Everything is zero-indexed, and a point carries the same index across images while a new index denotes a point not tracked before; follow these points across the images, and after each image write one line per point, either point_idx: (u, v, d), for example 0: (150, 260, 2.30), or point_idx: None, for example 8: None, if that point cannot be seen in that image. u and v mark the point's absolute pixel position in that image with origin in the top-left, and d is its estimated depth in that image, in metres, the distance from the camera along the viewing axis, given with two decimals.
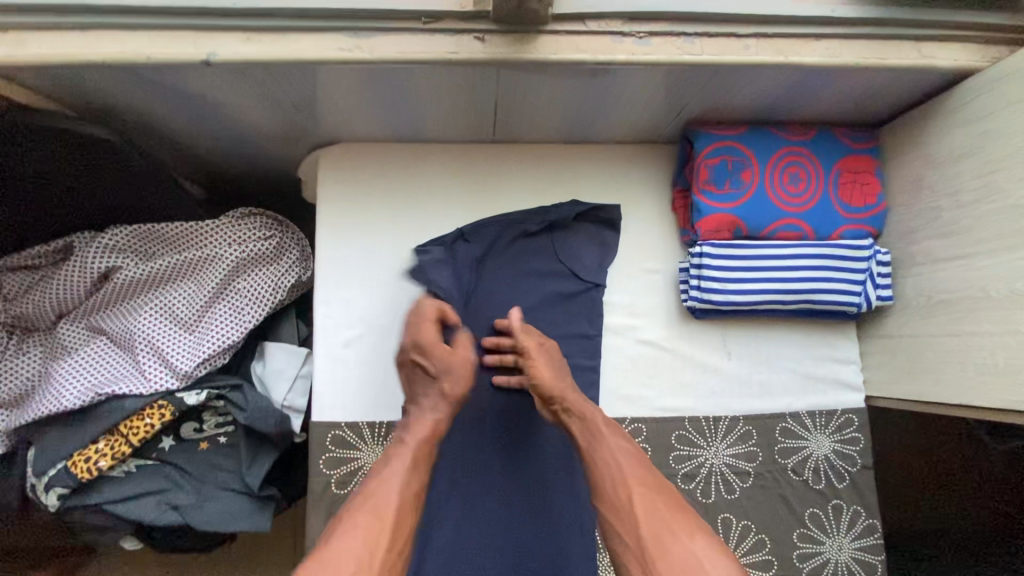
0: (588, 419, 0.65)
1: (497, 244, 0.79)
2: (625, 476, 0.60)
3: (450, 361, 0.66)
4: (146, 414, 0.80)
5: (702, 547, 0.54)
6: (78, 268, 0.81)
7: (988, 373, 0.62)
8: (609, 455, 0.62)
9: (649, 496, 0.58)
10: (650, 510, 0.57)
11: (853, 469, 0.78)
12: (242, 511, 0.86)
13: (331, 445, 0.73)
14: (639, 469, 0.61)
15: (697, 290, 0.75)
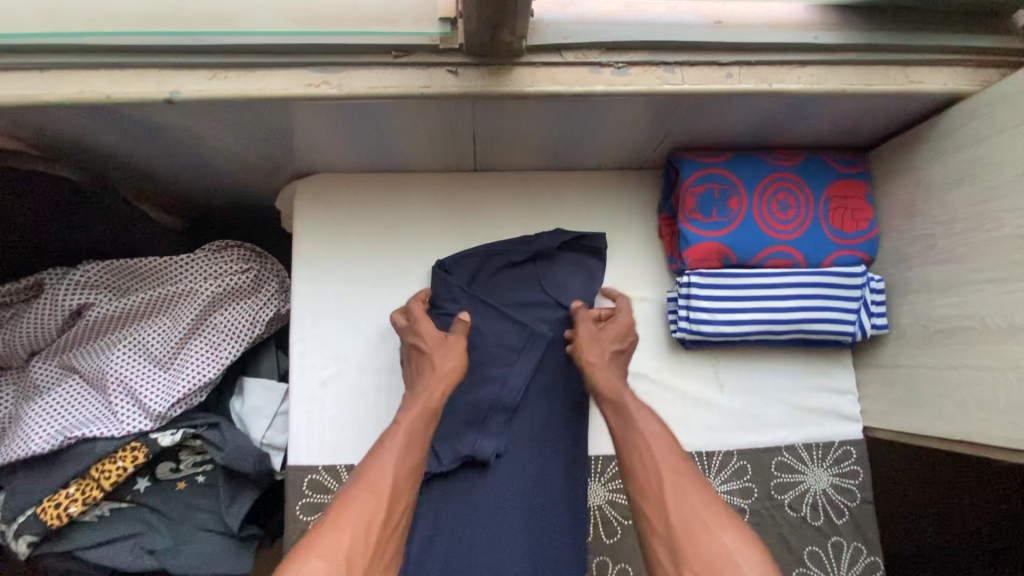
0: (619, 400, 0.63)
1: (478, 276, 0.76)
2: (655, 461, 0.56)
3: (426, 328, 0.68)
4: (119, 457, 0.77)
5: (733, 538, 0.49)
6: (48, 306, 0.79)
7: (989, 409, 0.60)
8: (640, 438, 0.58)
9: (679, 482, 0.54)
10: (678, 498, 0.53)
11: (853, 503, 0.75)
12: (222, 554, 0.83)
13: (308, 491, 0.70)
14: (670, 454, 0.57)
15: (686, 321, 0.73)
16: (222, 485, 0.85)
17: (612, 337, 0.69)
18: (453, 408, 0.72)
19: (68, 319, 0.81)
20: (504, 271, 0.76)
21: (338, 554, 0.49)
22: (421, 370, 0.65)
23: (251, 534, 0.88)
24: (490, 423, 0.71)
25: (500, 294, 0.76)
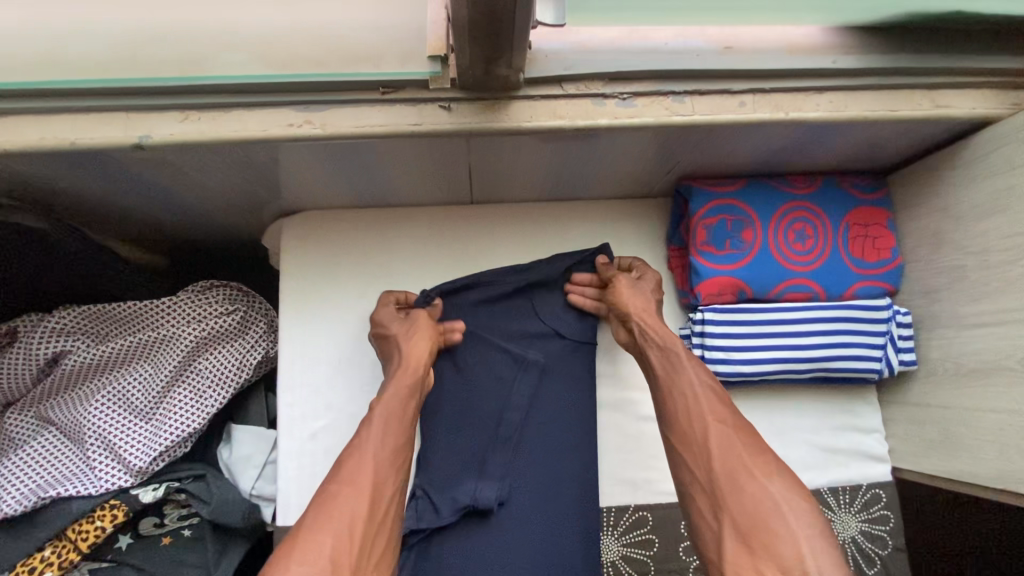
0: (668, 347, 0.62)
1: (477, 316, 0.72)
2: (701, 411, 0.56)
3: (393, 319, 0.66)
4: (97, 517, 0.73)
5: (779, 486, 0.51)
6: (21, 356, 0.74)
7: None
8: (686, 386, 0.59)
9: (725, 433, 0.55)
10: (725, 446, 0.54)
11: (885, 551, 0.70)
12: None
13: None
14: (716, 405, 0.57)
15: (701, 361, 0.68)
16: (208, 539, 0.80)
17: (649, 286, 0.68)
18: (454, 459, 0.68)
19: (43, 368, 0.76)
20: (503, 308, 0.72)
21: (320, 556, 0.47)
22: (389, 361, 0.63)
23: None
24: (489, 469, 0.67)
25: (501, 333, 0.71)
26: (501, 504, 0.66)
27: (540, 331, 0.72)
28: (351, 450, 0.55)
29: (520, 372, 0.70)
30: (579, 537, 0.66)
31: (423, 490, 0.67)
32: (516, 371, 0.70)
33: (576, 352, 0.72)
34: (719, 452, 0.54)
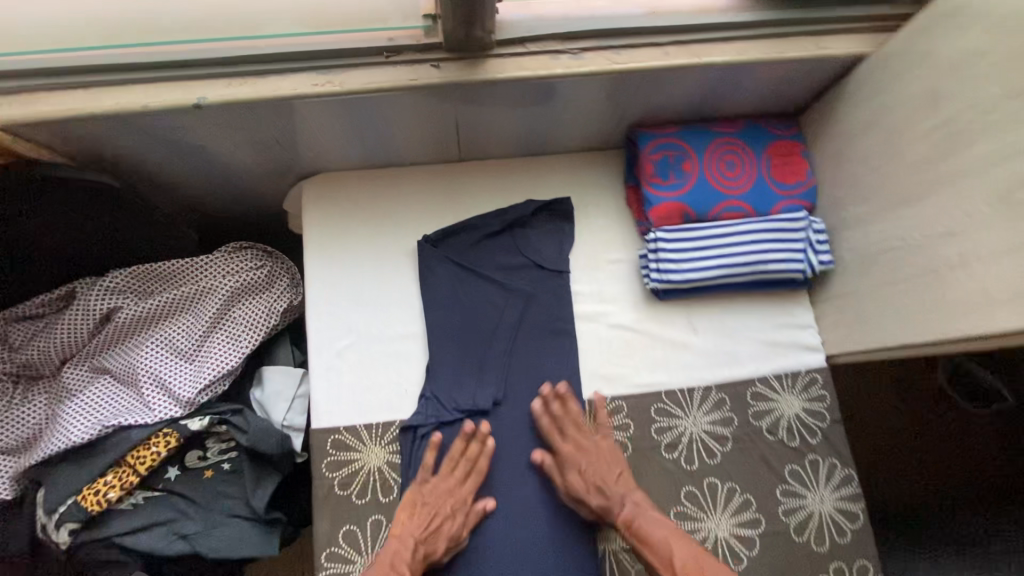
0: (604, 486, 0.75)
1: (469, 251, 0.84)
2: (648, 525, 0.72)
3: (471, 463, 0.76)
4: (152, 444, 0.83)
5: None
6: (81, 311, 0.87)
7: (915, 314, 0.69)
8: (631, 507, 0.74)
9: (676, 538, 0.70)
10: (681, 549, 0.69)
11: (824, 423, 0.83)
12: (250, 538, 0.90)
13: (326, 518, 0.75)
14: (657, 520, 0.72)
15: (657, 272, 0.82)
16: (247, 471, 0.91)
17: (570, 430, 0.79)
18: (459, 368, 0.80)
19: (99, 322, 0.89)
20: (492, 243, 0.85)
21: None
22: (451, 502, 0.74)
23: (274, 518, 0.93)
24: (488, 376, 0.80)
25: (492, 265, 0.84)
26: (497, 404, 0.80)
27: (523, 263, 0.85)
28: None
29: (509, 300, 0.83)
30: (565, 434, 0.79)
31: (431, 394, 0.78)
32: (506, 297, 0.83)
33: (555, 275, 0.85)
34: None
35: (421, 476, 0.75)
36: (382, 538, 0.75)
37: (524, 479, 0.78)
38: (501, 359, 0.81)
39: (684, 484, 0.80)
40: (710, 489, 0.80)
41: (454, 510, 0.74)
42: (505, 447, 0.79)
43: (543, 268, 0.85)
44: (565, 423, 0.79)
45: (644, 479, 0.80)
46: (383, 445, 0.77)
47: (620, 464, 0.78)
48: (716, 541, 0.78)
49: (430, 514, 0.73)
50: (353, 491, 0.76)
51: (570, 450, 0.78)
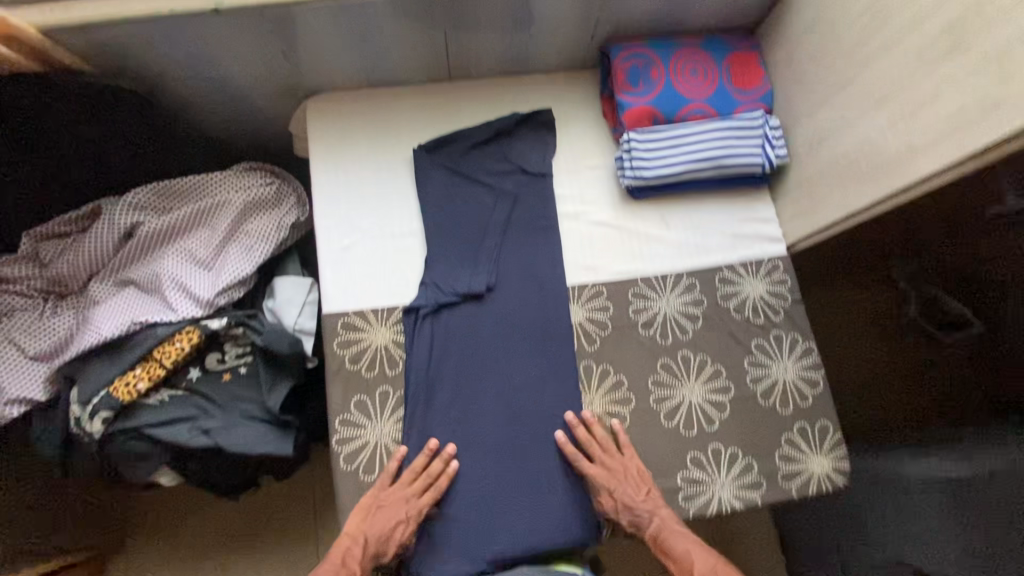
0: (632, 506, 0.80)
1: (461, 158, 0.92)
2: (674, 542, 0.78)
3: (427, 494, 0.79)
4: (177, 340, 0.92)
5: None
6: (106, 226, 0.94)
7: (854, 183, 0.79)
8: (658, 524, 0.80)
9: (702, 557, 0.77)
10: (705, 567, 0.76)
11: (786, 303, 0.92)
12: (266, 436, 0.97)
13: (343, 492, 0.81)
14: (682, 535, 0.79)
15: (631, 170, 0.90)
16: (263, 372, 0.98)
17: (603, 452, 0.82)
18: (452, 258, 0.88)
19: (122, 238, 0.96)
20: (480, 152, 0.93)
21: None
22: (404, 507, 0.78)
23: (288, 421, 1.00)
24: (480, 266, 0.88)
25: (482, 170, 0.92)
26: (490, 290, 0.88)
27: (510, 169, 0.93)
28: None
29: (497, 200, 0.91)
30: (550, 322, 0.88)
31: (430, 280, 0.87)
32: (495, 198, 0.91)
33: (539, 178, 0.93)
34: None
35: (382, 480, 0.79)
36: (389, 407, 0.83)
37: (516, 355, 0.87)
38: (492, 251, 0.89)
39: (660, 357, 0.88)
40: (684, 361, 0.89)
41: (407, 518, 0.78)
42: (498, 327, 0.87)
43: (528, 173, 0.93)
44: (594, 447, 0.82)
45: (624, 354, 0.88)
46: (388, 326, 0.85)
47: (648, 483, 0.82)
48: (690, 406, 0.87)
49: (381, 518, 0.77)
50: (363, 365, 0.84)
51: (605, 465, 0.82)
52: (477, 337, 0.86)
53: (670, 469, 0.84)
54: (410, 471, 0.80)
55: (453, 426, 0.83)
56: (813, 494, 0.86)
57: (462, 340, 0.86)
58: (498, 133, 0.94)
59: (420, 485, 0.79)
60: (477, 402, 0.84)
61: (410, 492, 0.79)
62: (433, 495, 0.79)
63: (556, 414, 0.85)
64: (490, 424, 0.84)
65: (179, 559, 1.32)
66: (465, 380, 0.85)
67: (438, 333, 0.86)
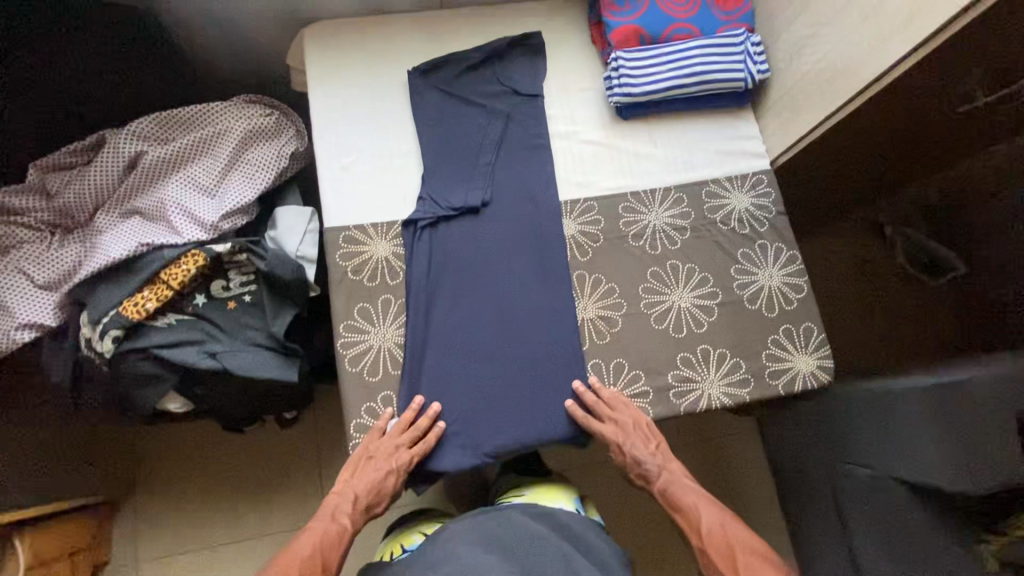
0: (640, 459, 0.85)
1: (455, 81, 0.96)
2: (682, 492, 0.84)
3: (413, 449, 0.81)
4: (183, 263, 0.94)
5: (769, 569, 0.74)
6: (111, 155, 0.98)
7: (837, 82, 0.87)
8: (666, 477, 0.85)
9: (709, 506, 0.82)
10: (711, 515, 0.81)
11: (770, 215, 0.96)
12: (271, 361, 1.00)
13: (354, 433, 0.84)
14: (689, 487, 0.85)
15: (619, 87, 0.94)
16: (267, 300, 1.00)
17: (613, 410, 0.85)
18: (448, 174, 0.91)
19: (127, 168, 0.99)
20: (473, 75, 0.97)
21: None
22: (390, 459, 0.81)
23: (293, 348, 1.03)
24: (475, 181, 0.91)
25: (475, 93, 0.96)
26: (486, 204, 0.91)
27: (502, 91, 0.96)
28: (305, 543, 0.77)
29: (490, 120, 0.95)
30: (544, 235, 0.91)
31: (427, 195, 0.90)
32: (488, 118, 0.95)
33: (531, 100, 0.97)
34: (709, 537, 0.79)
35: (372, 432, 0.83)
36: (391, 313, 0.87)
37: (512, 265, 0.90)
38: (486, 167, 0.92)
39: (650, 266, 0.92)
40: (673, 269, 0.92)
41: (391, 474, 0.81)
42: (494, 239, 0.90)
43: (520, 94, 0.97)
44: (602, 406, 0.85)
45: (615, 263, 0.92)
46: (387, 239, 0.89)
47: (654, 433, 0.86)
48: (679, 310, 0.90)
49: (368, 475, 0.81)
50: (365, 276, 0.87)
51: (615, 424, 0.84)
52: (473, 249, 0.90)
53: (662, 368, 0.88)
54: (394, 427, 0.82)
55: (453, 332, 0.86)
56: (799, 390, 0.89)
57: (459, 252, 0.89)
58: (490, 57, 0.97)
59: (404, 441, 0.81)
60: (475, 309, 0.88)
61: (395, 446, 0.81)
62: (418, 449, 0.82)
63: (552, 318, 0.88)
64: (488, 330, 0.87)
65: (188, 504, 1.34)
66: (462, 290, 0.88)
67: (436, 245, 0.89)
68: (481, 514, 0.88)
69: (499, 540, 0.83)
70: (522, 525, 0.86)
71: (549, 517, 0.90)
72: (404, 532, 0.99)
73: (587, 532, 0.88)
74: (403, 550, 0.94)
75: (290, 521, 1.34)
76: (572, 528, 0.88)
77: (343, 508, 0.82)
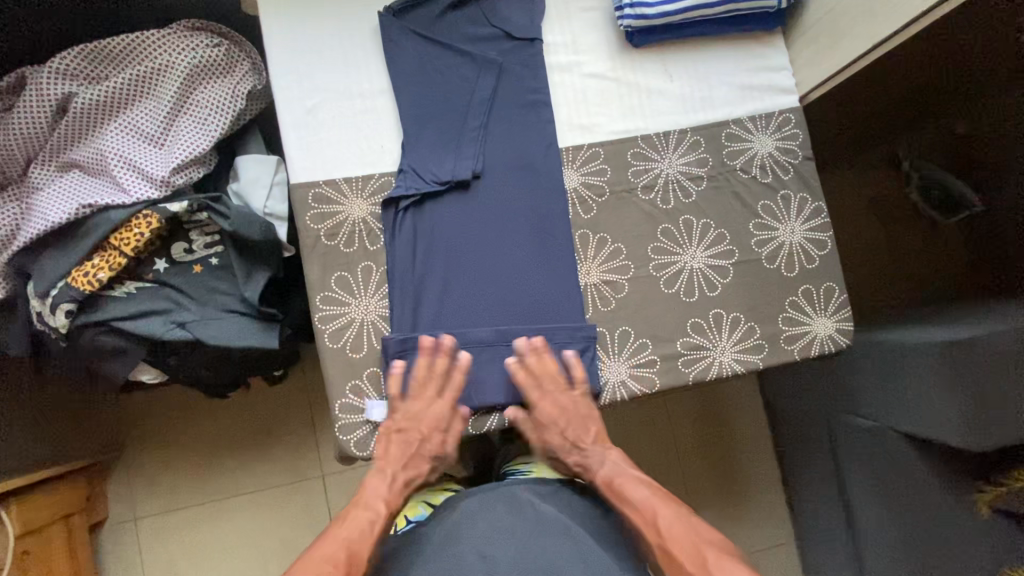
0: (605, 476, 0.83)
1: (435, 25, 0.81)
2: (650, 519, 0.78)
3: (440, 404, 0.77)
4: (135, 226, 0.83)
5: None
6: (35, 97, 0.83)
7: (890, 3, 0.74)
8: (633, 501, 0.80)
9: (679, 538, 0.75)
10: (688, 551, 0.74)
11: (796, 161, 0.85)
12: (247, 329, 0.90)
13: (340, 415, 0.77)
14: (662, 512, 0.78)
15: (631, 8, 0.80)
16: (236, 263, 0.89)
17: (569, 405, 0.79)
18: (432, 119, 0.79)
19: (57, 113, 0.85)
20: (458, 14, 0.82)
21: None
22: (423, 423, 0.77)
23: (270, 315, 0.92)
24: (464, 150, 0.79)
25: (462, 37, 0.81)
26: (476, 176, 0.79)
27: (493, 34, 0.82)
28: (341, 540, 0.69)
29: (481, 73, 0.81)
30: (545, 190, 0.81)
31: (409, 167, 0.78)
32: (477, 71, 0.81)
33: (527, 45, 0.82)
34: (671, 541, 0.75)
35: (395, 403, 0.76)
36: (373, 282, 0.78)
37: (512, 243, 0.80)
38: (477, 131, 0.79)
39: (661, 223, 0.83)
40: (685, 226, 0.83)
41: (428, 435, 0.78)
42: (486, 219, 0.80)
43: (513, 39, 0.82)
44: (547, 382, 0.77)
45: (622, 218, 0.82)
46: (365, 198, 0.78)
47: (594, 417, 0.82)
48: (691, 272, 0.82)
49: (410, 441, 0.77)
50: (341, 240, 0.77)
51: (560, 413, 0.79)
52: (464, 231, 0.79)
53: (670, 336, 0.81)
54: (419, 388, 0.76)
55: (447, 300, 0.78)
56: (815, 356, 0.83)
57: (447, 234, 0.79)
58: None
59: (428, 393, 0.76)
60: (470, 273, 0.79)
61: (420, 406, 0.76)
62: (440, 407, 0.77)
63: (549, 289, 0.80)
64: (482, 325, 0.78)
65: (179, 464, 1.31)
66: (452, 279, 0.78)
67: (421, 227, 0.79)
68: (491, 490, 0.84)
69: (507, 510, 0.81)
70: (529, 504, 0.81)
71: (558, 493, 0.85)
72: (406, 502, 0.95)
73: (600, 510, 0.84)
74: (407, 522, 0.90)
75: (289, 477, 1.33)
76: (582, 506, 0.83)
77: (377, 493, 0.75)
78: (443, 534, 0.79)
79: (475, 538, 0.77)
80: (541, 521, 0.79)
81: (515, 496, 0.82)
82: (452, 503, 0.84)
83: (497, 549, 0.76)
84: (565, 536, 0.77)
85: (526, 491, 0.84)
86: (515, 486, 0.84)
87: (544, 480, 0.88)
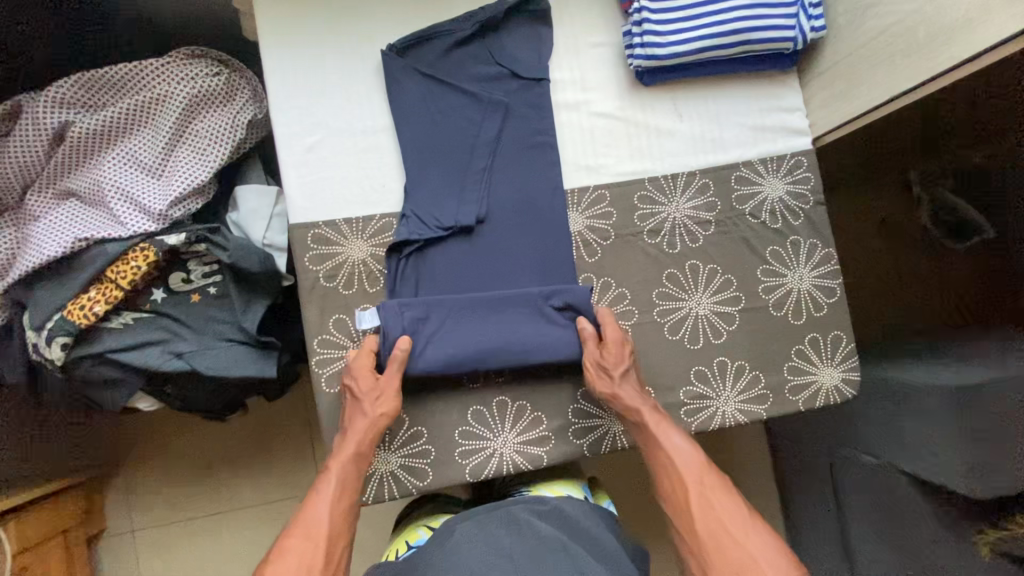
0: (640, 422, 0.74)
1: (439, 60, 0.79)
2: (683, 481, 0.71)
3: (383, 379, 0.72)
4: (131, 259, 0.82)
5: (755, 546, 0.65)
6: (31, 126, 0.82)
7: (909, 53, 0.71)
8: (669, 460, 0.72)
9: (706, 502, 0.69)
10: (705, 510, 0.68)
11: (807, 206, 0.83)
12: (245, 359, 0.88)
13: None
14: (699, 477, 0.71)
15: (641, 48, 0.78)
16: (233, 293, 0.88)
17: (612, 358, 0.74)
18: (434, 160, 0.78)
19: (53, 142, 0.84)
20: (463, 49, 0.79)
21: None
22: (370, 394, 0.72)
23: (269, 343, 0.91)
24: (468, 194, 0.77)
25: (466, 76, 0.79)
26: (480, 222, 0.78)
27: (499, 74, 0.80)
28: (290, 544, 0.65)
29: (486, 114, 0.79)
30: (550, 232, 0.79)
31: (411, 213, 0.76)
32: (482, 109, 0.79)
33: (534, 82, 0.80)
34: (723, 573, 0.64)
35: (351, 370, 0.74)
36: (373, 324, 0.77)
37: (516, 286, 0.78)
38: (479, 171, 0.78)
39: (667, 268, 0.81)
40: (692, 271, 0.81)
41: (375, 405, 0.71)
42: (490, 265, 0.78)
43: (520, 77, 0.80)
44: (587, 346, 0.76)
45: (626, 263, 0.81)
46: (366, 238, 0.77)
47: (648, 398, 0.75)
48: (696, 318, 0.81)
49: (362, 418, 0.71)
50: (339, 282, 0.76)
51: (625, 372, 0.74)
52: (466, 279, 0.78)
53: (673, 384, 0.80)
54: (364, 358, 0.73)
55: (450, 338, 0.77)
56: (819, 406, 0.82)
57: (449, 281, 0.77)
58: (482, 28, 0.79)
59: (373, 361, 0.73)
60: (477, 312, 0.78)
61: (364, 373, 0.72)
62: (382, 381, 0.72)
63: (550, 338, 0.77)
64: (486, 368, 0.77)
65: (175, 480, 1.31)
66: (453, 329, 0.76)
67: (424, 274, 0.77)
68: (488, 510, 0.83)
69: (505, 528, 0.80)
70: (526, 522, 0.80)
71: (556, 511, 0.84)
72: (408, 527, 0.94)
73: (596, 527, 0.82)
74: (409, 547, 0.89)
75: (286, 492, 1.32)
76: (579, 524, 0.82)
77: (319, 521, 0.67)
78: (439, 556, 0.76)
79: (470, 559, 0.74)
80: (537, 539, 0.78)
81: (512, 515, 0.82)
82: (450, 525, 0.82)
83: (493, 567, 0.74)
84: (563, 553, 0.76)
85: (524, 511, 0.83)
86: (513, 506, 0.84)
87: (542, 499, 0.86)
